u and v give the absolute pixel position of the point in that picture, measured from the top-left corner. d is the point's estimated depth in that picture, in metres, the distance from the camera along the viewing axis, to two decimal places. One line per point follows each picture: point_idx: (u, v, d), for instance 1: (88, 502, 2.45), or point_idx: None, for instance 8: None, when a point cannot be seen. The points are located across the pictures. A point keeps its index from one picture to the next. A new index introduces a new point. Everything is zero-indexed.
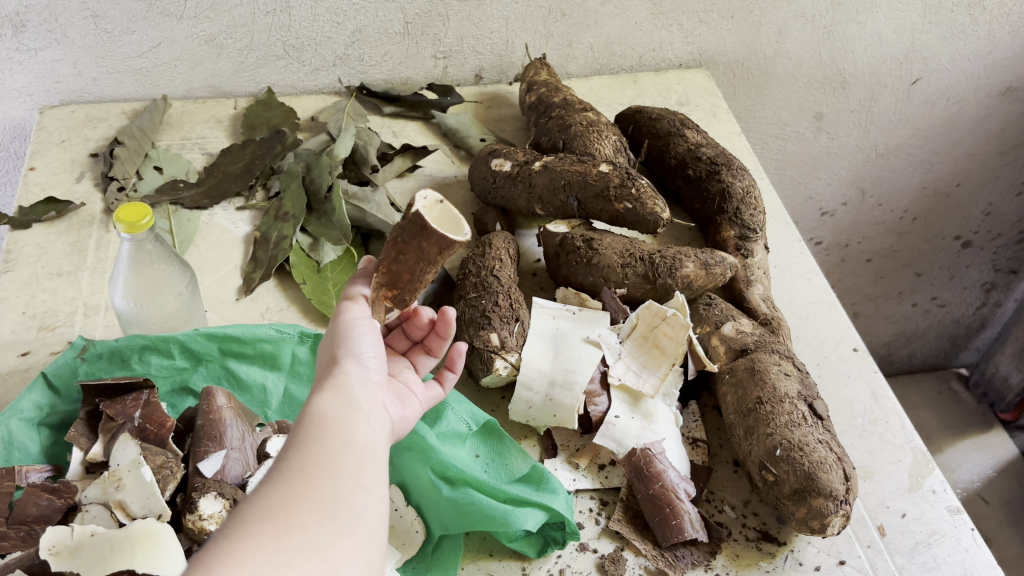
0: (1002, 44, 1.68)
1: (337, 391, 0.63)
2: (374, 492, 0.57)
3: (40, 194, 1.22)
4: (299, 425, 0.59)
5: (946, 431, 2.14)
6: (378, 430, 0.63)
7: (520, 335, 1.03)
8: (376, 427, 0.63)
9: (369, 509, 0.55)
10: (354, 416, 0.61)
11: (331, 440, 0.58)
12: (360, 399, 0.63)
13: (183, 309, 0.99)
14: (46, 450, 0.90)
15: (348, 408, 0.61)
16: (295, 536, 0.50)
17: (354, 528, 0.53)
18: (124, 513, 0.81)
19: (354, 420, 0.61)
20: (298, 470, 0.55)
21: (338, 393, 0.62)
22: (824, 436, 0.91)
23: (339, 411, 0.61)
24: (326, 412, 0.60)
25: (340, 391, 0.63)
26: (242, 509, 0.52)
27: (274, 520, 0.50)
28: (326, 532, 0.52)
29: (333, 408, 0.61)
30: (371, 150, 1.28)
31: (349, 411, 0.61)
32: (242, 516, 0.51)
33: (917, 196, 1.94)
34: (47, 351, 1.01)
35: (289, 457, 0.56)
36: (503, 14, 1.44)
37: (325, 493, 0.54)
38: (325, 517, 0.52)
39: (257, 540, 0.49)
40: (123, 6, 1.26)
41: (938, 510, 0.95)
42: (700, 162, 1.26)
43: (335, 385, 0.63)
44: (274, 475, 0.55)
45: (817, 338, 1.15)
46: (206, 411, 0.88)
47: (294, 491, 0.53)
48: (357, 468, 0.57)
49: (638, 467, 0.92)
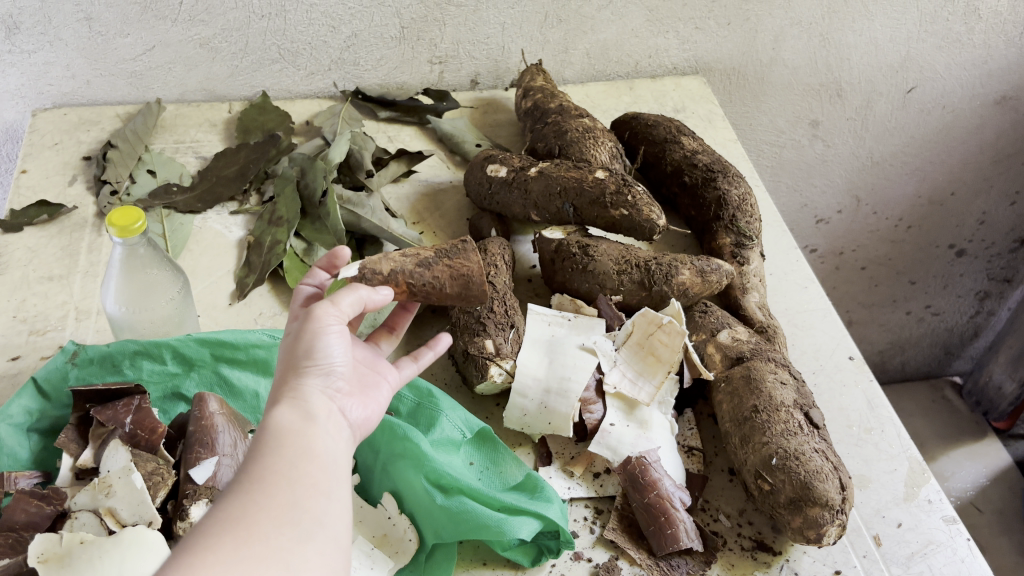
0: (997, 53, 1.68)
1: (298, 397, 0.62)
2: (336, 497, 0.58)
3: (32, 196, 1.22)
4: (256, 438, 0.59)
5: (939, 439, 2.13)
6: (339, 433, 0.63)
7: (515, 341, 1.03)
8: (335, 435, 0.63)
9: (331, 513, 0.56)
10: (313, 426, 0.61)
11: (290, 448, 0.58)
12: (318, 408, 0.63)
13: (176, 315, 0.98)
14: (36, 456, 0.89)
15: (306, 419, 0.61)
16: (254, 545, 0.51)
17: (316, 534, 0.54)
18: (114, 520, 0.80)
19: (313, 430, 0.60)
20: (255, 479, 0.55)
21: (295, 404, 0.62)
22: (820, 445, 0.91)
23: (298, 422, 0.60)
24: (284, 423, 0.60)
25: (298, 402, 0.62)
26: (202, 520, 0.52)
27: (232, 530, 0.51)
28: (286, 539, 0.52)
29: (291, 418, 0.60)
30: (366, 155, 1.27)
31: (308, 421, 0.61)
32: (202, 527, 0.51)
33: (911, 204, 1.94)
34: (37, 356, 1.00)
35: (246, 468, 0.56)
36: (500, 20, 1.44)
37: (284, 500, 0.54)
38: (286, 525, 0.53)
39: (215, 550, 0.49)
40: (117, 8, 1.25)
41: (933, 520, 0.95)
42: (696, 168, 1.25)
43: (292, 396, 0.62)
44: (233, 486, 0.55)
45: (813, 346, 1.15)
46: (198, 417, 0.87)
47: (252, 500, 0.54)
48: (316, 476, 0.58)
49: (633, 475, 0.91)
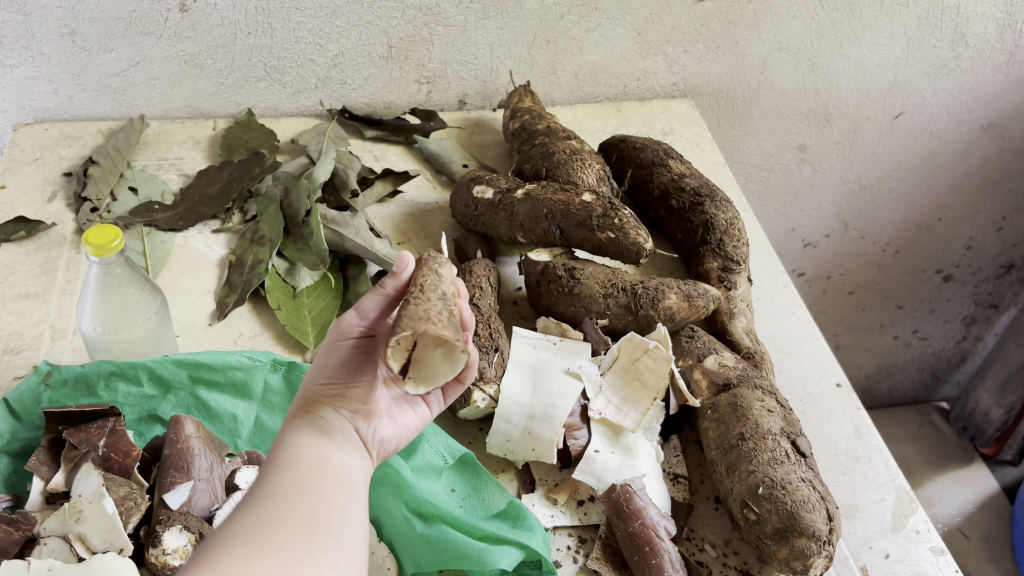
0: (984, 80, 1.69)
1: (309, 420, 0.67)
2: (350, 514, 0.60)
3: (9, 212, 1.19)
4: (274, 452, 0.62)
5: (926, 465, 2.12)
6: (352, 456, 0.66)
7: (500, 365, 1.02)
8: (349, 453, 0.66)
9: (346, 529, 0.58)
10: (325, 444, 0.64)
11: (304, 464, 0.61)
12: (330, 427, 0.67)
13: (153, 335, 0.96)
14: (6, 478, 0.87)
15: (319, 437, 0.65)
16: (268, 557, 0.52)
17: (331, 547, 0.56)
18: (84, 547, 0.78)
19: (326, 448, 0.64)
20: (270, 493, 0.57)
21: (308, 422, 0.66)
22: (808, 474, 0.90)
23: (312, 439, 0.64)
24: (299, 440, 0.64)
25: (310, 420, 0.67)
26: (215, 531, 0.54)
27: (246, 540, 0.53)
28: (301, 552, 0.54)
29: (304, 436, 0.64)
30: (351, 174, 1.25)
31: (320, 439, 0.65)
32: (213, 540, 0.53)
33: (898, 229, 1.94)
34: (10, 375, 0.97)
35: (262, 481, 0.59)
36: (488, 41, 1.44)
37: (300, 514, 0.56)
38: (299, 538, 0.55)
39: (228, 560, 0.51)
40: (101, 23, 1.24)
41: (921, 551, 0.94)
42: (683, 192, 1.24)
43: (306, 413, 0.67)
44: (248, 500, 0.57)
45: (801, 373, 1.14)
46: (174, 440, 0.85)
47: (267, 512, 0.55)
48: (330, 492, 0.60)
49: (617, 503, 0.89)
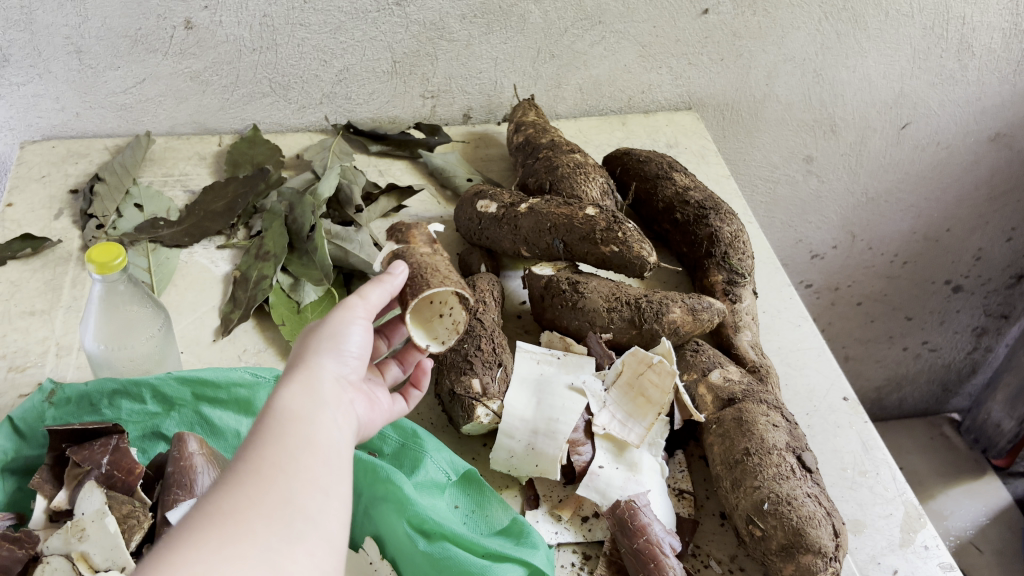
0: (990, 90, 1.68)
1: (307, 387, 0.65)
2: (333, 495, 0.59)
3: (16, 230, 1.20)
4: (266, 419, 0.61)
5: (938, 477, 2.10)
6: (342, 430, 0.65)
7: (503, 380, 1.01)
8: (341, 427, 0.65)
9: (326, 513, 0.57)
10: (319, 415, 0.63)
11: (292, 439, 0.60)
12: (327, 398, 0.66)
13: (155, 352, 0.96)
14: (9, 497, 0.87)
15: (314, 406, 0.64)
16: (243, 543, 0.52)
17: (308, 533, 0.55)
18: (86, 565, 0.78)
19: (318, 420, 0.63)
20: (253, 470, 0.56)
21: (306, 390, 0.65)
22: (813, 489, 0.89)
23: (305, 409, 0.63)
24: (292, 408, 0.63)
25: (309, 387, 0.65)
26: (189, 514, 0.53)
27: (221, 525, 0.52)
28: (278, 539, 0.53)
29: (298, 406, 0.63)
30: (356, 189, 1.25)
31: (314, 408, 0.64)
32: (186, 523, 0.52)
33: (906, 240, 1.94)
34: (14, 393, 0.97)
35: (247, 453, 0.58)
36: (492, 55, 1.44)
37: (280, 498, 0.55)
38: (278, 525, 0.54)
39: (201, 546, 0.50)
40: (108, 41, 1.25)
41: (930, 568, 0.92)
42: (688, 205, 1.24)
43: (306, 379, 0.66)
44: (229, 477, 0.56)
45: (807, 387, 1.13)
46: (177, 457, 0.85)
47: (246, 494, 0.55)
48: (315, 471, 0.59)
49: (622, 519, 0.88)
